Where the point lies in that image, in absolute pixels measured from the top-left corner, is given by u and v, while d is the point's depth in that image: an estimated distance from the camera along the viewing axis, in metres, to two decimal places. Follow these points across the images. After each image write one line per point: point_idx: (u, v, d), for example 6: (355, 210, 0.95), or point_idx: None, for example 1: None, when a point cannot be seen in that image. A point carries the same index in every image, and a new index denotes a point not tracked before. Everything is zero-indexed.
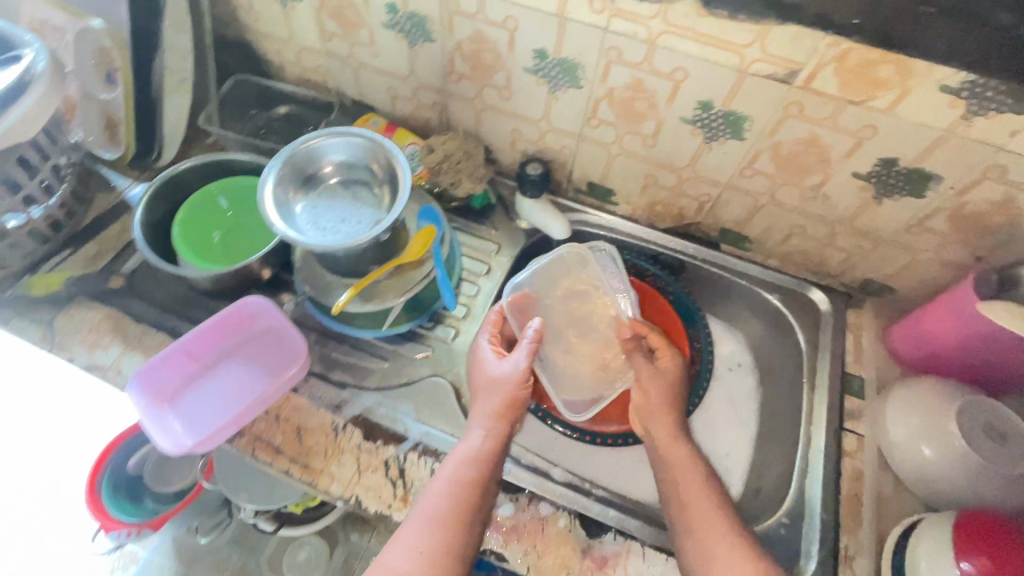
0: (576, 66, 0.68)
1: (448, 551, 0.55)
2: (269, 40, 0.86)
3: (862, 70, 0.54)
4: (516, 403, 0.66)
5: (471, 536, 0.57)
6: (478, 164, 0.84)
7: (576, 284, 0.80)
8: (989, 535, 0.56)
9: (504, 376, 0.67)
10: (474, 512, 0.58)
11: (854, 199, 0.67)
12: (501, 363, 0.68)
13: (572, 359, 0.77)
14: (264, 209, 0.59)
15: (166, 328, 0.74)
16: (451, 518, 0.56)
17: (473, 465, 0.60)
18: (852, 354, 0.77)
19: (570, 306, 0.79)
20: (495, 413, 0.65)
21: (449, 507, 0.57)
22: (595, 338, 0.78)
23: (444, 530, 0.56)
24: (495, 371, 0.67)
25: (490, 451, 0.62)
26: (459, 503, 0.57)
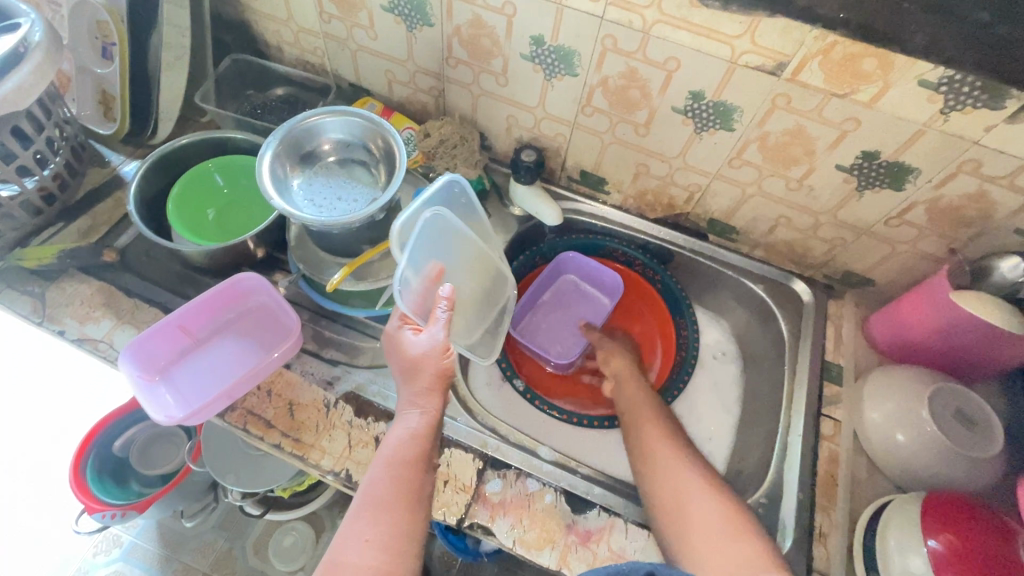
0: (572, 53, 0.69)
1: (397, 535, 0.55)
2: (267, 21, 0.87)
3: (847, 63, 0.56)
4: (443, 374, 0.64)
5: (418, 516, 0.57)
6: (473, 149, 0.85)
7: (463, 237, 0.71)
8: (957, 516, 0.58)
9: (427, 353, 0.63)
10: (417, 491, 0.58)
11: (837, 191, 0.70)
12: (419, 341, 0.64)
13: (471, 312, 0.74)
14: (261, 183, 0.59)
15: (159, 303, 0.74)
16: (396, 498, 0.57)
17: (413, 443, 0.61)
18: (833, 343, 0.79)
19: (462, 265, 0.71)
20: (424, 390, 0.63)
21: (392, 486, 0.58)
22: (485, 293, 0.76)
23: (391, 511, 0.56)
24: (417, 353, 0.63)
25: (428, 429, 0.63)
26: (400, 481, 0.58)
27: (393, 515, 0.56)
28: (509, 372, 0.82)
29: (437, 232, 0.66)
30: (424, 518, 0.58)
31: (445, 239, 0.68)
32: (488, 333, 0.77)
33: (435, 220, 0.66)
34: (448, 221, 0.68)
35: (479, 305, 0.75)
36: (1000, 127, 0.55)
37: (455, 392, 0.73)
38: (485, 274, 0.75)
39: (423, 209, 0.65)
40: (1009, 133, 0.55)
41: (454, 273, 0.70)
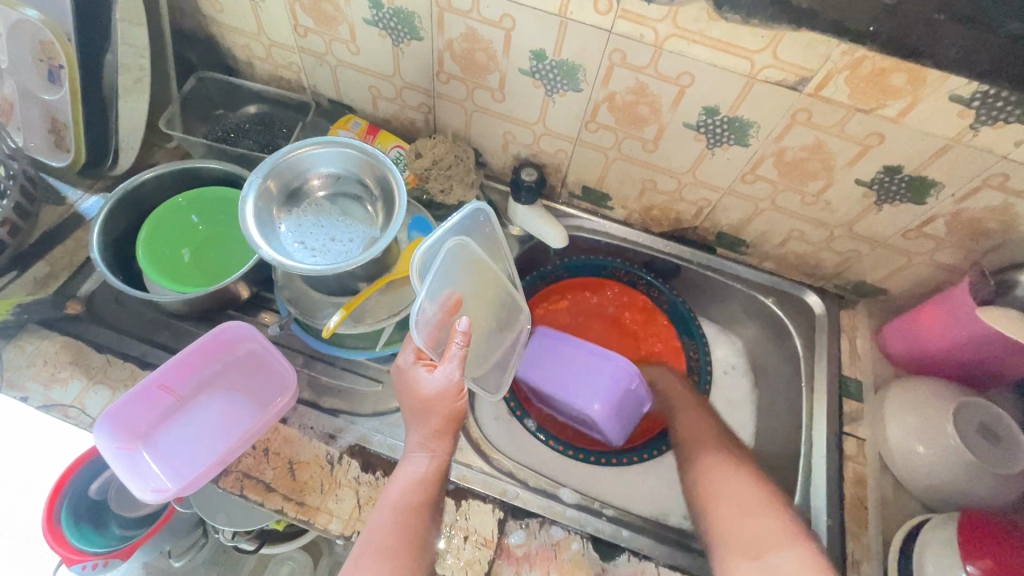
0: (576, 68, 0.64)
1: None
2: (235, 34, 0.79)
3: (874, 78, 0.53)
4: (457, 416, 0.59)
5: (419, 565, 0.54)
6: (468, 169, 0.80)
7: (480, 264, 0.65)
8: (994, 537, 0.57)
9: (440, 393, 0.58)
10: (420, 536, 0.55)
11: (855, 205, 0.67)
12: (431, 380, 0.58)
13: (483, 345, 0.68)
14: (245, 229, 0.53)
15: (135, 357, 0.67)
16: (400, 546, 0.53)
17: (420, 490, 0.57)
18: (848, 357, 0.78)
19: (478, 295, 0.66)
20: (436, 433, 0.58)
21: (395, 535, 0.54)
22: (500, 325, 0.71)
23: (393, 560, 0.52)
24: (429, 392, 0.58)
25: (433, 476, 0.58)
26: (407, 530, 0.54)
27: (395, 564, 0.52)
28: (519, 411, 0.78)
29: (458, 261, 0.62)
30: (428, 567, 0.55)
31: (466, 270, 0.64)
32: (499, 365, 0.72)
33: (457, 250, 0.62)
34: (470, 253, 0.63)
35: (491, 338, 0.70)
36: None
37: (468, 435, 0.70)
38: (500, 305, 0.70)
39: (448, 236, 0.62)
40: None
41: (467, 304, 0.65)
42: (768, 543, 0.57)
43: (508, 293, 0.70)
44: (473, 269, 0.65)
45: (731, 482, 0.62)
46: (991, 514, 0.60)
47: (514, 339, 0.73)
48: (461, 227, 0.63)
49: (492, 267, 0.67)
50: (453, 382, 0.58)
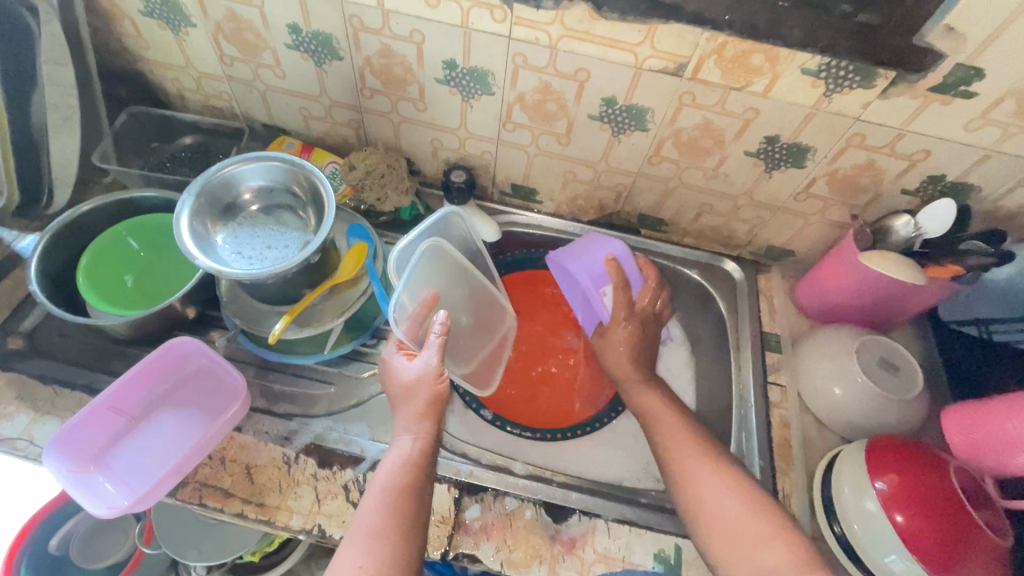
0: (486, 73, 0.70)
1: (391, 563, 0.52)
2: (164, 69, 0.83)
3: (738, 60, 0.61)
4: (438, 401, 0.63)
5: (411, 543, 0.54)
6: (402, 176, 0.84)
7: (457, 266, 0.74)
8: (897, 455, 0.64)
9: (418, 378, 0.63)
10: (409, 516, 0.56)
11: (749, 175, 0.75)
12: (411, 366, 0.64)
13: (463, 342, 0.76)
14: (182, 243, 0.56)
15: (82, 386, 0.68)
16: (387, 525, 0.54)
17: (404, 474, 0.59)
18: (767, 315, 0.85)
19: (456, 296, 0.74)
20: (420, 416, 0.62)
21: (385, 515, 0.55)
22: (477, 325, 0.78)
23: (382, 539, 0.53)
24: (412, 377, 0.63)
25: (414, 461, 0.60)
26: (394, 511, 0.55)
27: (393, 536, 0.54)
28: (475, 403, 0.81)
29: (434, 262, 0.70)
30: (418, 547, 0.55)
31: (445, 272, 0.72)
32: (481, 360, 0.78)
33: (433, 251, 0.70)
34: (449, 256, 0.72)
35: (471, 336, 0.77)
36: (876, 102, 0.61)
37: None
38: (479, 304, 0.78)
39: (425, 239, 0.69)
40: (884, 108, 0.62)
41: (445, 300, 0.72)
42: (700, 485, 0.62)
43: (485, 294, 0.78)
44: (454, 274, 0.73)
45: (665, 437, 0.68)
46: (903, 440, 0.66)
47: (502, 337, 0.80)
48: (436, 229, 0.71)
49: (470, 271, 0.75)
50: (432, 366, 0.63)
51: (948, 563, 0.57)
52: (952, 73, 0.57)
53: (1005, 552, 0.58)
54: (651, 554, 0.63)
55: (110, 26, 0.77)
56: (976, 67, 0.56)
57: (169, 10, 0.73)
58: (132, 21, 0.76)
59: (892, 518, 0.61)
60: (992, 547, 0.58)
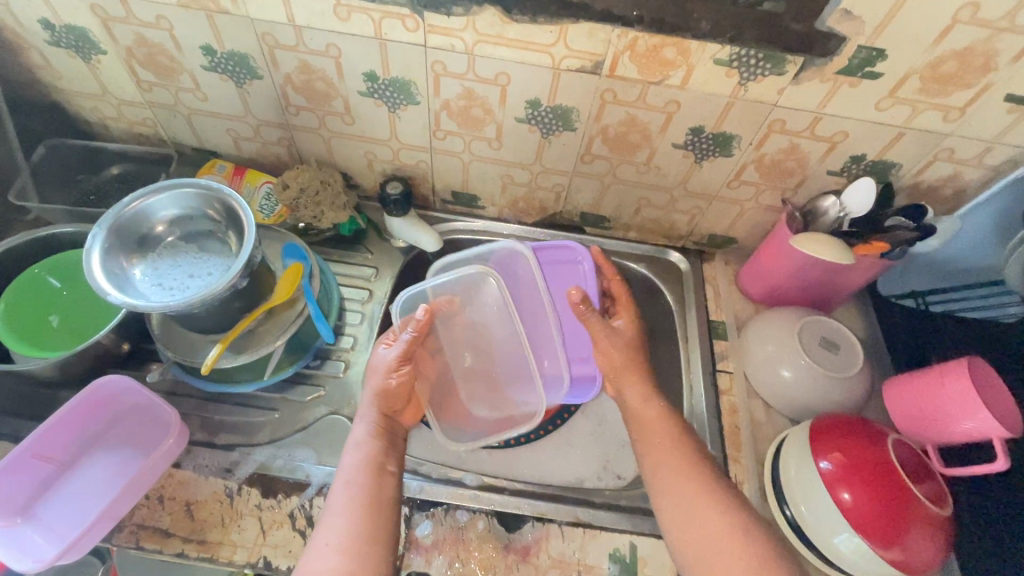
0: (408, 83, 0.70)
1: (362, 540, 0.54)
2: (81, 98, 0.80)
3: (652, 54, 0.61)
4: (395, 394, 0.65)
5: (378, 522, 0.56)
6: (338, 192, 0.82)
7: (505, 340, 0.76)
8: (839, 433, 0.65)
9: (376, 368, 0.66)
10: (374, 495, 0.57)
11: (680, 166, 0.75)
12: (380, 354, 0.66)
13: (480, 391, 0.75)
14: (92, 280, 0.54)
15: (9, 435, 0.65)
16: (355, 507, 0.56)
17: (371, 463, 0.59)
18: (713, 303, 0.86)
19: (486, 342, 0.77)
20: (379, 403, 0.64)
21: (357, 494, 0.57)
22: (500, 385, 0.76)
23: (353, 516, 0.55)
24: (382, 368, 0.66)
25: (381, 445, 0.62)
26: (363, 491, 0.57)
27: (368, 520, 0.55)
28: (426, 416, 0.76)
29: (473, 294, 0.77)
30: (390, 528, 0.56)
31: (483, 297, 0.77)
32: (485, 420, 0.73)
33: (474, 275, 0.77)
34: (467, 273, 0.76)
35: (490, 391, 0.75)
36: (790, 88, 0.62)
37: (359, 432, 0.70)
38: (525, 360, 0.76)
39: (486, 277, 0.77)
40: (798, 93, 0.63)
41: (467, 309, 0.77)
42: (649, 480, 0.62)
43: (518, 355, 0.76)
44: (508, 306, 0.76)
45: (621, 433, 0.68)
46: (849, 417, 0.67)
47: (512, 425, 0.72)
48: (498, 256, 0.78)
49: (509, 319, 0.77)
50: (394, 356, 0.65)
51: (889, 535, 0.58)
52: (856, 55, 0.58)
53: (945, 520, 0.60)
54: (606, 554, 0.63)
55: (17, 58, 0.74)
56: (877, 48, 0.57)
57: (76, 39, 0.71)
58: (39, 52, 0.73)
59: (838, 496, 0.61)
60: (932, 514, 0.59)
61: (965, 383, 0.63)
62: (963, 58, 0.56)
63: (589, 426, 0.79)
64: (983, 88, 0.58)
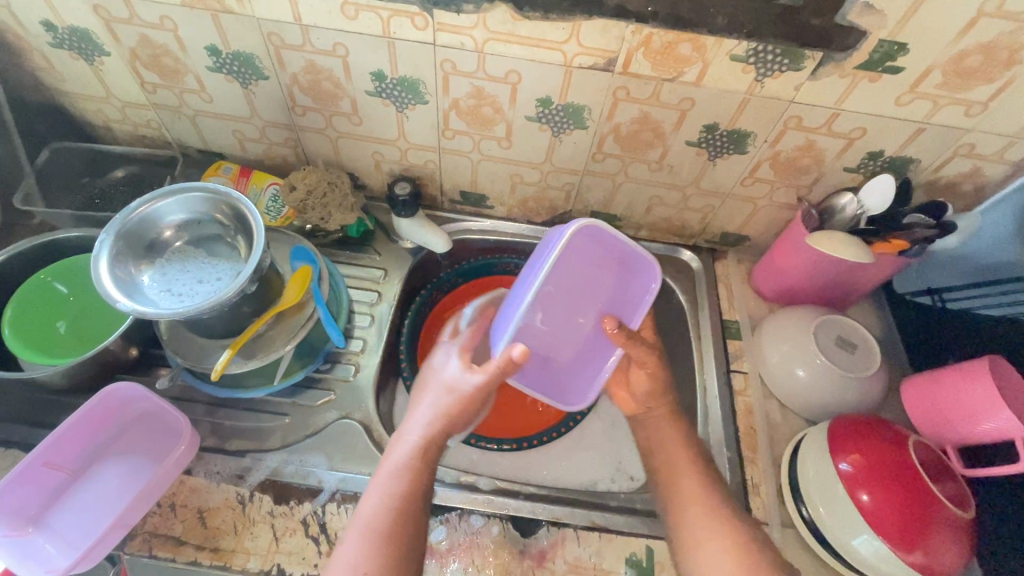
0: (416, 83, 0.68)
1: (386, 561, 0.52)
2: (84, 101, 0.79)
3: (666, 50, 0.60)
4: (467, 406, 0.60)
5: (406, 545, 0.53)
6: (345, 193, 0.81)
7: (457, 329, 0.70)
8: (859, 435, 0.64)
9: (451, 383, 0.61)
10: (410, 515, 0.55)
11: (694, 164, 0.74)
12: (451, 369, 0.62)
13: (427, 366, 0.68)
14: (101, 287, 0.53)
15: (19, 443, 0.65)
16: (382, 526, 0.54)
17: (406, 474, 0.57)
18: (727, 303, 0.85)
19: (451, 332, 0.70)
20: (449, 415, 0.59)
21: (388, 511, 0.55)
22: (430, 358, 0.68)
23: (383, 538, 0.53)
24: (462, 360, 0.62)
25: (422, 455, 0.58)
26: (398, 510, 0.55)
27: (391, 542, 0.53)
28: None
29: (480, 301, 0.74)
30: (417, 551, 0.54)
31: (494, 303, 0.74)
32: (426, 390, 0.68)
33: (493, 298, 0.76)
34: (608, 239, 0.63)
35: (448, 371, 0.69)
36: (807, 84, 0.61)
37: (371, 437, 0.70)
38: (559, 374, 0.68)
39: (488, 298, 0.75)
40: (816, 88, 0.61)
41: (581, 270, 0.64)
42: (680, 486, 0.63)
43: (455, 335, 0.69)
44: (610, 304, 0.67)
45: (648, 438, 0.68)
46: (869, 418, 0.66)
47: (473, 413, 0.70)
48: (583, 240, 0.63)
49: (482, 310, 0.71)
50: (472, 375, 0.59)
51: (912, 538, 0.57)
52: (876, 49, 0.56)
53: (968, 523, 0.59)
54: (623, 559, 0.62)
55: (19, 61, 0.74)
56: (899, 42, 0.55)
57: (79, 41, 0.70)
58: (42, 54, 0.72)
59: (858, 498, 0.60)
60: (955, 517, 0.58)
61: (987, 384, 0.62)
62: (987, 52, 0.55)
63: (603, 428, 0.78)
64: (1008, 81, 0.57)
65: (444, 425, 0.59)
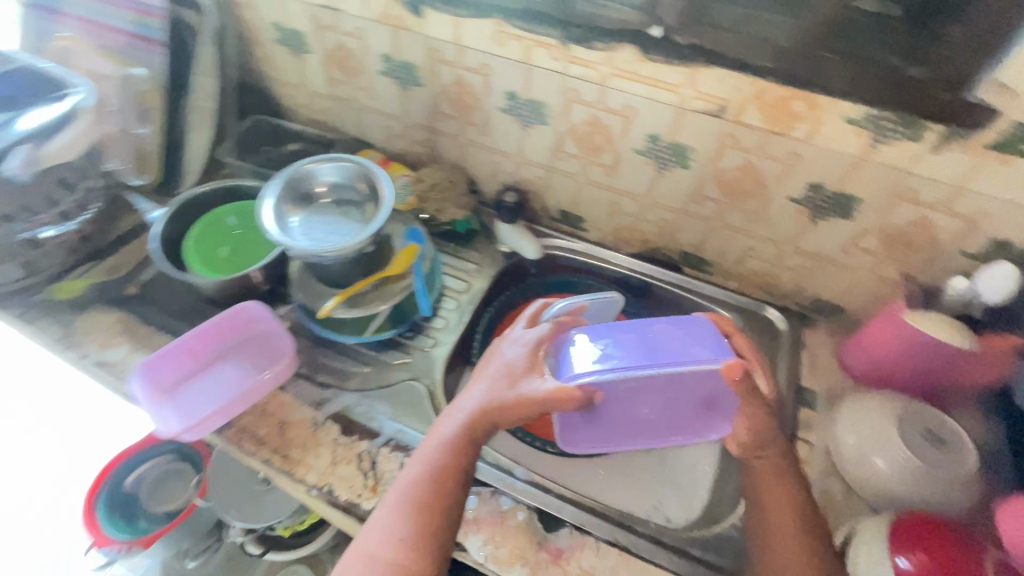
0: (543, 105, 0.78)
1: (422, 535, 0.57)
2: (283, 87, 1.00)
3: (779, 105, 0.63)
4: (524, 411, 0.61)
5: (442, 521, 0.58)
6: (460, 193, 0.94)
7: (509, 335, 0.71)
8: (928, 536, 0.58)
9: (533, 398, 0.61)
10: (443, 489, 0.60)
11: (793, 221, 0.75)
12: (535, 386, 0.62)
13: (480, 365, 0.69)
14: (262, 216, 0.68)
15: (170, 332, 0.81)
16: (422, 500, 0.59)
17: (448, 454, 0.62)
18: (807, 370, 0.81)
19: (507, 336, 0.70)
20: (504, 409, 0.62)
21: (424, 487, 0.60)
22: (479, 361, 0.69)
23: (419, 511, 0.58)
24: (540, 370, 0.64)
25: (462, 437, 0.62)
26: (434, 484, 0.60)
27: (427, 517, 0.58)
28: None
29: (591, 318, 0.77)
30: (451, 528, 0.59)
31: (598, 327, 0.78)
32: None
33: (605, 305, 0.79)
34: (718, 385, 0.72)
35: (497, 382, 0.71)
36: (926, 156, 0.60)
37: (432, 403, 0.77)
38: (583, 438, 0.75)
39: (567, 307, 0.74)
40: (936, 162, 0.60)
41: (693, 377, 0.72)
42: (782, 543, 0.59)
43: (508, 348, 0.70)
44: (654, 382, 0.73)
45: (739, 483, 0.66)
46: (947, 523, 0.60)
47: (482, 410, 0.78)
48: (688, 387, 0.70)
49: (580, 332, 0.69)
50: (549, 389, 0.60)
51: None
52: (1008, 131, 0.55)
53: None
54: None
55: (249, 50, 0.96)
56: None
57: (294, 39, 0.89)
58: (267, 47, 0.93)
59: None
60: None
61: None
62: None
63: (648, 460, 0.78)
64: None
65: (494, 411, 0.62)
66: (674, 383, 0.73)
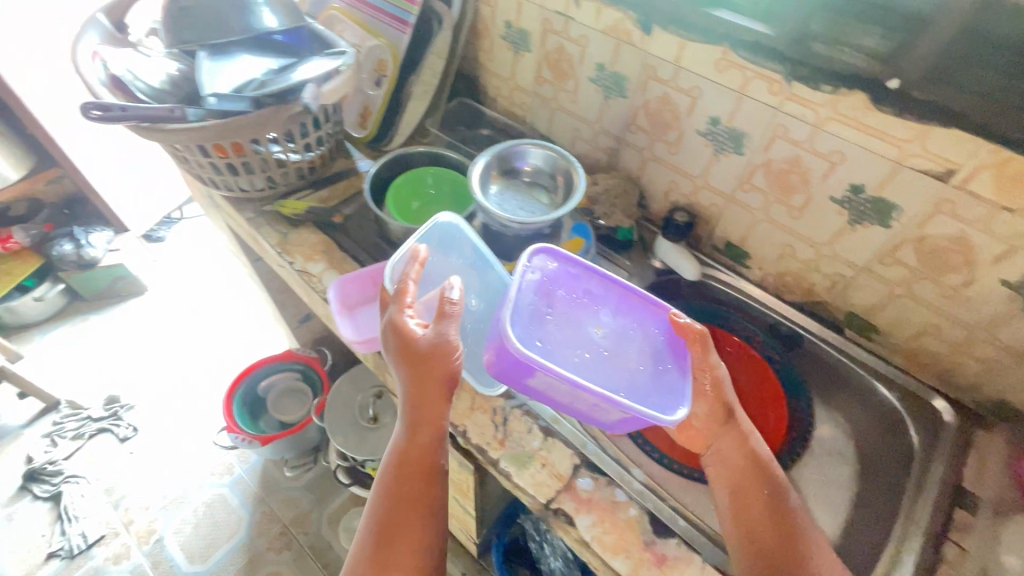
0: (743, 135, 0.80)
1: (399, 556, 0.59)
2: (493, 77, 1.12)
3: (1020, 180, 0.60)
4: (448, 373, 0.62)
5: (424, 537, 0.60)
6: (631, 202, 0.98)
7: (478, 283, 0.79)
8: None
9: (434, 345, 0.60)
10: (421, 497, 0.61)
11: (998, 308, 0.69)
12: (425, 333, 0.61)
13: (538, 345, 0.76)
14: (471, 177, 0.77)
15: (358, 261, 0.94)
16: (389, 508, 0.61)
17: (399, 456, 0.63)
18: (971, 473, 0.74)
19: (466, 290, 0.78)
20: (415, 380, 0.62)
21: (394, 495, 0.61)
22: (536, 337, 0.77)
23: (392, 523, 0.60)
24: (408, 310, 0.63)
25: (405, 442, 0.63)
26: (410, 497, 0.61)
27: (397, 533, 0.60)
28: None
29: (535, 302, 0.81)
30: (431, 544, 0.60)
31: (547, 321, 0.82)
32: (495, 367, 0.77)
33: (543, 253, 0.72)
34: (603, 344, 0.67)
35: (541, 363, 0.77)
36: None
37: None
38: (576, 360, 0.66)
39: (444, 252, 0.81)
40: None
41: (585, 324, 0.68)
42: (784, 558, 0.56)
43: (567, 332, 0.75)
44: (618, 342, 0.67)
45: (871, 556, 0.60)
46: None
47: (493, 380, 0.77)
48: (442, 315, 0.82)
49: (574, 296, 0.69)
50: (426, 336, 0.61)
51: None
52: None
53: None
54: None
55: (476, 41, 1.09)
56: None
57: (520, 38, 1.00)
58: (492, 41, 1.05)
59: None
60: None
61: None
62: None
63: None
64: None
65: (416, 390, 0.62)
66: (626, 345, 0.67)
